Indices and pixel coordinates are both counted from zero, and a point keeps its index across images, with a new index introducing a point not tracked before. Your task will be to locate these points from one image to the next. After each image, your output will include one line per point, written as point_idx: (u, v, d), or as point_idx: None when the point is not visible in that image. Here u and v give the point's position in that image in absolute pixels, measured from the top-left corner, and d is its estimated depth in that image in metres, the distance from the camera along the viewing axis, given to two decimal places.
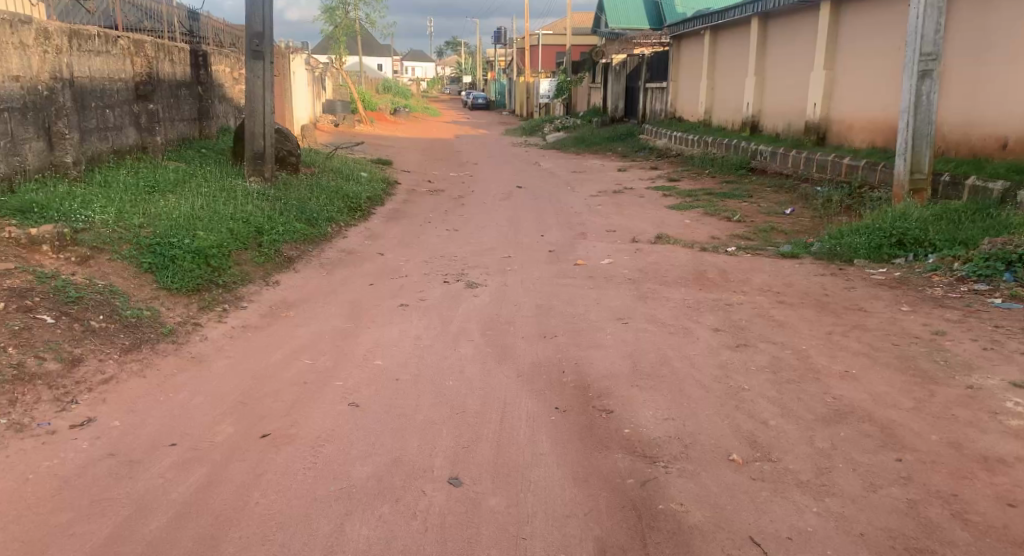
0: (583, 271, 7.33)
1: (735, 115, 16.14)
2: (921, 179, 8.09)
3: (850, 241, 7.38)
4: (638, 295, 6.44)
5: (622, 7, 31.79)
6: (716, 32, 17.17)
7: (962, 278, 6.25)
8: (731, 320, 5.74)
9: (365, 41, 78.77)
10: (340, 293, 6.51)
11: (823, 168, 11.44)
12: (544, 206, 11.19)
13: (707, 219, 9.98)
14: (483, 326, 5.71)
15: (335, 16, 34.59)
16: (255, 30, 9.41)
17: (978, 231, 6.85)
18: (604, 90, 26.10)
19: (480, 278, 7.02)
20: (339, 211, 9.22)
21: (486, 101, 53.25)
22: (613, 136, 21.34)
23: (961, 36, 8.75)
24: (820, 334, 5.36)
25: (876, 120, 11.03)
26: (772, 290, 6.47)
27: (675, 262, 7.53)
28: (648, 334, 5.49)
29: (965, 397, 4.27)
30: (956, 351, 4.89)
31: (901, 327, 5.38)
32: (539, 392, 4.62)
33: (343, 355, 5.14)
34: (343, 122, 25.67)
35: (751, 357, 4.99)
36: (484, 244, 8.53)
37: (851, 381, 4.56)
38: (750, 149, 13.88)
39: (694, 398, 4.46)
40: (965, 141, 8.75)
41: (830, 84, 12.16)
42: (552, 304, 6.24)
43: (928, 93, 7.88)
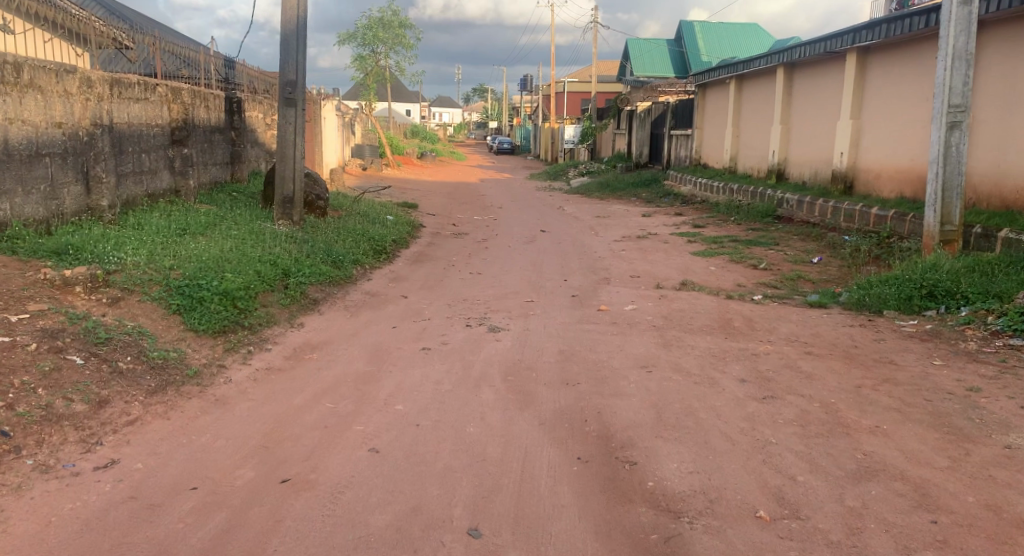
0: (606, 317, 7.29)
1: (761, 162, 16.15)
2: (951, 230, 7.98)
3: (879, 291, 7.28)
4: (662, 343, 6.39)
5: (648, 56, 32.30)
6: (741, 81, 17.29)
7: (997, 332, 6.11)
8: (757, 370, 5.66)
9: (395, 87, 80.74)
10: (364, 336, 6.52)
11: (850, 217, 11.36)
12: (568, 251, 11.20)
13: (733, 266, 9.92)
14: (506, 372, 5.67)
15: (366, 64, 35.38)
16: (288, 77, 9.62)
17: (1013, 284, 6.71)
18: (629, 137, 26.31)
19: (503, 322, 7.01)
20: (365, 253, 9.32)
21: (512, 147, 53.92)
22: (637, 181, 21.42)
23: (991, 87, 8.71)
24: (849, 387, 5.25)
25: (905, 170, 10.96)
26: (799, 340, 6.38)
27: (700, 310, 7.47)
28: (672, 383, 5.41)
29: (1002, 457, 4.14)
30: (992, 408, 4.76)
31: (933, 382, 5.27)
32: (561, 441, 4.56)
33: (365, 400, 5.12)
34: (371, 166, 26.06)
35: (778, 410, 4.89)
36: (508, 288, 8.54)
37: (882, 437, 4.45)
38: (776, 197, 13.84)
39: (719, 451, 4.37)
40: (997, 192, 8.65)
41: (856, 134, 12.14)
42: (575, 350, 6.19)
43: (958, 145, 7.82)
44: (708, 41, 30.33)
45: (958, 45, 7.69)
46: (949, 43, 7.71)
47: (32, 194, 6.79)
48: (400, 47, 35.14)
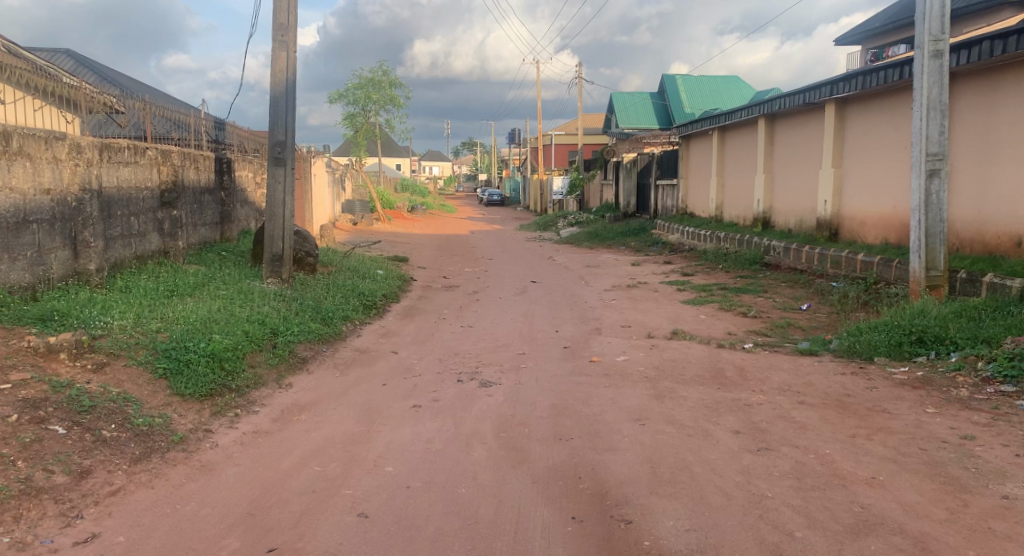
0: (598, 368, 7.24)
1: (747, 211, 16.31)
2: (936, 275, 8.03)
3: (869, 338, 7.29)
4: (655, 395, 6.33)
5: (632, 108, 32.93)
6: (723, 132, 17.59)
7: (987, 379, 6.08)
8: (752, 422, 5.61)
9: (386, 143, 82.27)
10: (352, 395, 6.44)
11: (837, 263, 11.44)
12: (559, 302, 11.21)
13: (723, 314, 9.95)
14: (498, 429, 5.61)
15: (356, 121, 35.78)
16: (277, 137, 9.69)
17: (1000, 329, 6.72)
18: (616, 187, 26.61)
19: (494, 377, 6.95)
20: (354, 309, 9.27)
21: (502, 199, 54.37)
22: (626, 231, 21.60)
23: (966, 136, 8.91)
24: (843, 437, 5.21)
25: (889, 217, 11.10)
26: (791, 390, 6.34)
27: (692, 359, 7.45)
28: (666, 437, 5.35)
29: (1000, 508, 4.09)
30: (986, 457, 4.72)
31: (927, 431, 5.23)
32: (554, 500, 4.48)
33: (354, 461, 5.03)
34: (362, 221, 26.10)
35: (774, 463, 4.84)
36: (499, 341, 8.51)
37: (879, 489, 4.39)
38: (762, 244, 13.97)
39: (715, 507, 4.30)
40: (979, 238, 8.76)
41: (838, 181, 12.34)
42: (567, 404, 6.13)
43: (938, 193, 7.95)
44: (690, 93, 31.02)
45: (933, 96, 7.87)
46: (923, 94, 7.89)
47: (18, 261, 6.76)
48: (391, 105, 35.61)
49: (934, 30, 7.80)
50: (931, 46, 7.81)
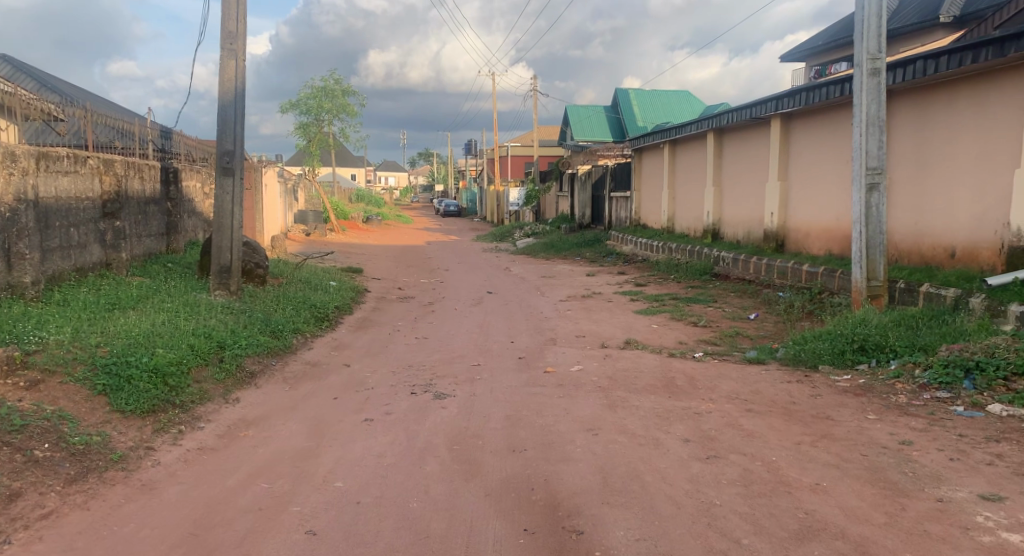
0: (553, 379, 7.26)
1: (698, 223, 16.58)
2: (877, 285, 8.25)
3: (813, 347, 7.47)
4: (608, 404, 6.37)
5: (587, 121, 33.29)
6: (674, 145, 17.88)
7: (924, 386, 6.25)
8: (701, 430, 5.68)
9: (340, 153, 81.70)
10: (302, 409, 6.33)
11: (783, 274, 11.70)
12: (515, 312, 11.22)
13: (675, 324, 10.09)
14: (450, 441, 5.57)
15: (309, 131, 35.32)
16: (225, 147, 9.51)
17: (937, 337, 6.94)
18: (571, 199, 26.80)
19: (448, 389, 6.91)
20: (305, 321, 9.12)
21: (459, 210, 54.29)
22: (581, 242, 21.76)
23: (903, 151, 9.21)
24: (789, 444, 5.31)
25: (832, 228, 11.40)
26: (739, 397, 6.45)
27: (644, 369, 7.52)
28: (618, 446, 5.38)
29: (936, 511, 4.21)
30: (923, 461, 4.86)
31: (867, 437, 5.37)
32: (506, 513, 4.46)
33: (302, 478, 4.94)
34: (315, 231, 25.72)
35: (722, 471, 4.90)
36: (453, 353, 8.47)
37: (823, 495, 4.49)
38: (712, 255, 14.22)
39: (665, 516, 4.34)
40: (916, 249, 9.06)
41: (784, 194, 12.64)
42: (521, 415, 6.12)
43: (877, 206, 8.19)
44: (642, 107, 31.45)
45: (871, 113, 8.13)
46: (862, 111, 8.14)
47: None
48: (343, 114, 35.36)
49: (872, 49, 8.06)
50: (869, 64, 8.07)
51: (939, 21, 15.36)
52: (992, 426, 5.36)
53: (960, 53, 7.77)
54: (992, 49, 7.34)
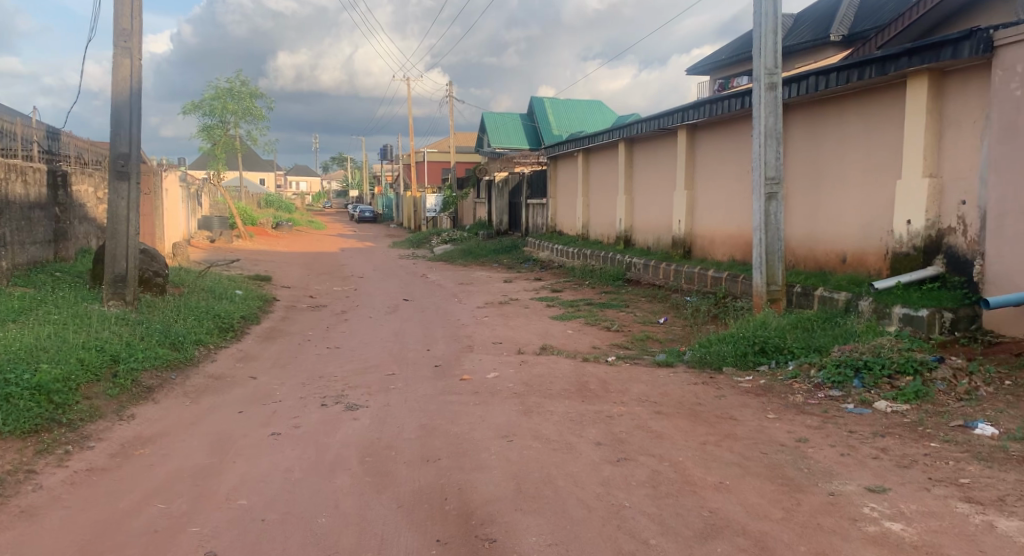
0: (468, 387, 7.25)
1: (610, 230, 16.92)
2: (776, 289, 8.62)
3: (718, 349, 7.75)
4: (523, 410, 6.41)
5: (503, 129, 33.50)
6: (587, 153, 18.19)
7: (818, 385, 6.57)
8: (613, 433, 5.79)
9: (249, 157, 79.38)
10: (204, 425, 6.10)
11: (690, 279, 12.08)
12: (431, 320, 11.15)
13: (589, 329, 10.27)
14: (362, 453, 5.48)
15: (214, 134, 34.05)
16: (120, 149, 9.10)
17: (830, 339, 7.30)
18: (488, 205, 26.90)
19: (360, 399, 6.80)
20: (208, 332, 8.81)
21: (373, 216, 53.54)
22: (497, 248, 21.86)
23: (798, 162, 9.68)
24: (695, 444, 5.48)
25: (735, 236, 11.84)
26: (649, 400, 6.61)
27: (559, 374, 7.61)
28: (532, 452, 5.43)
29: (828, 504, 4.42)
30: (817, 457, 5.11)
31: (767, 435, 5.60)
32: (418, 524, 4.43)
33: (203, 496, 4.77)
34: (220, 238, 24.81)
35: (632, 473, 5.01)
36: (366, 362, 8.34)
37: (726, 493, 4.65)
38: (624, 261, 14.55)
39: (576, 519, 4.40)
40: (811, 255, 9.52)
41: (690, 202, 13.06)
42: (435, 424, 6.08)
43: (776, 214, 8.56)
44: (557, 116, 31.85)
45: (769, 125, 8.50)
46: (761, 123, 8.50)
47: None
48: (250, 117, 34.32)
49: (769, 64, 8.43)
50: (767, 79, 8.45)
51: (831, 39, 16.21)
52: (878, 422, 5.68)
53: (847, 70, 8.24)
54: (875, 68, 7.83)
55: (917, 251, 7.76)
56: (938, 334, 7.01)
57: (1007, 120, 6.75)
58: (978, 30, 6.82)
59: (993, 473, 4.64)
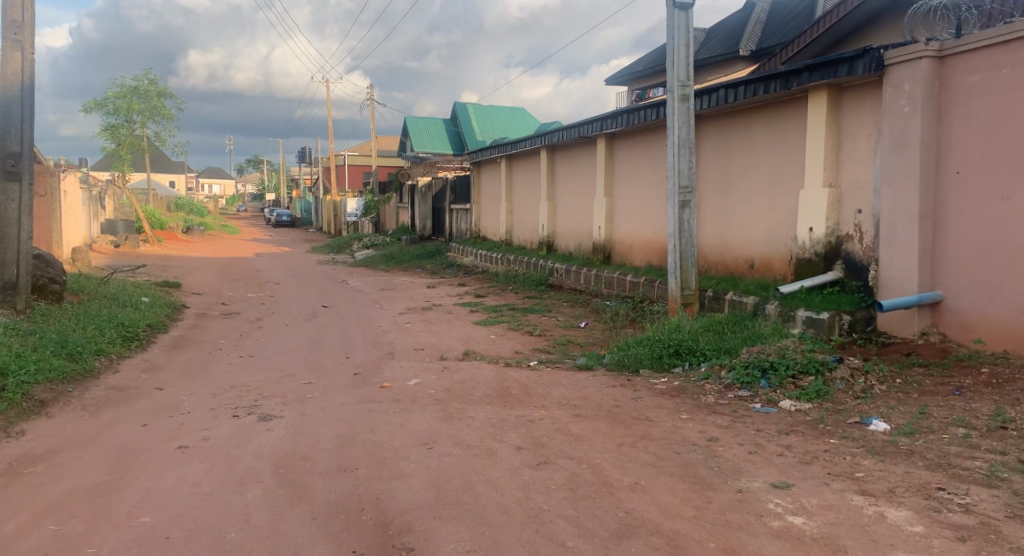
0: (388, 394, 7.17)
1: (533, 235, 17.08)
2: (690, 293, 8.87)
3: (635, 352, 7.93)
4: (443, 417, 6.39)
5: (426, 133, 33.34)
6: (510, 159, 18.30)
7: (728, 385, 6.80)
8: (533, 437, 5.84)
9: (159, 158, 76.43)
10: (104, 440, 5.84)
11: (610, 284, 12.31)
12: (351, 326, 10.99)
13: (511, 334, 10.33)
14: (276, 465, 5.36)
15: (118, 133, 32.57)
16: (10, 149, 8.63)
17: (739, 341, 7.57)
18: (411, 210, 26.71)
19: (275, 410, 6.64)
20: (110, 342, 8.44)
21: (292, 220, 52.34)
22: (420, 254, 21.73)
23: (710, 171, 10.01)
24: (612, 446, 5.59)
25: (652, 242, 12.13)
26: (569, 403, 6.70)
27: (480, 379, 7.63)
28: (452, 459, 5.42)
29: (736, 501, 4.58)
30: (726, 456, 5.28)
31: (680, 435, 5.76)
32: (334, 536, 4.36)
33: (103, 515, 4.57)
34: (125, 242, 23.75)
35: (550, 476, 5.07)
36: (282, 371, 8.16)
37: (641, 493, 4.76)
38: (546, 266, 14.71)
39: (494, 525, 4.42)
40: (722, 260, 9.86)
41: (610, 208, 13.31)
42: (353, 433, 6.00)
43: (689, 221, 8.83)
44: (480, 121, 31.90)
45: (683, 135, 8.76)
46: (674, 133, 8.76)
47: None
48: (158, 116, 33.02)
49: (682, 77, 8.70)
50: (679, 90, 8.71)
51: (740, 54, 16.82)
52: (783, 421, 5.92)
53: (754, 84, 8.59)
54: (779, 82, 8.21)
55: (819, 256, 8.13)
56: (837, 336, 7.40)
57: (896, 134, 7.15)
58: (870, 48, 7.27)
59: (885, 466, 4.91)
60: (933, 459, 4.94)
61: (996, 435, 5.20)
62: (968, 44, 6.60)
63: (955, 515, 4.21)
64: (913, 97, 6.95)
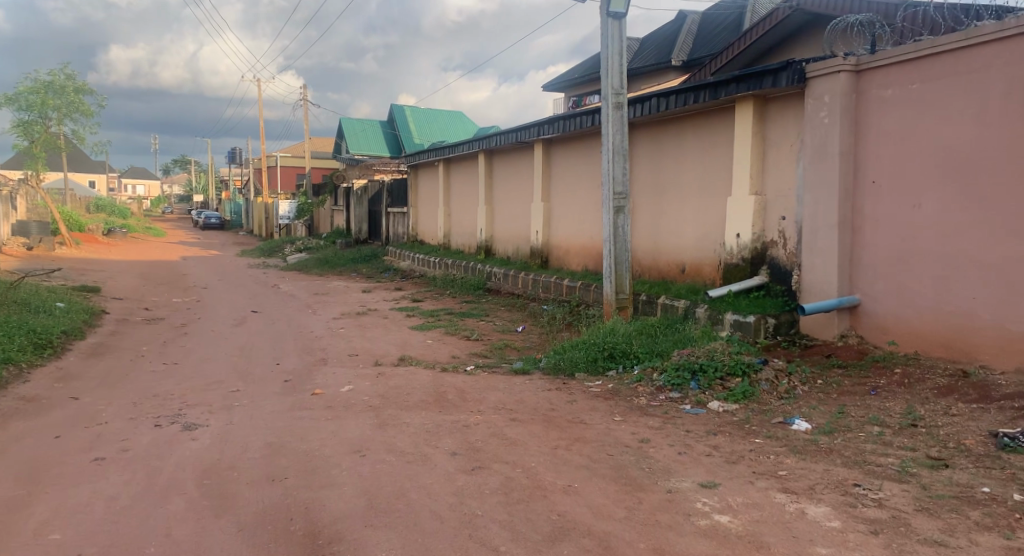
0: (320, 401, 7.05)
1: (471, 239, 17.06)
2: (624, 297, 9.00)
3: (570, 355, 8.00)
4: (377, 423, 6.32)
5: (362, 135, 32.97)
6: (448, 162, 18.25)
7: (660, 388, 6.93)
8: (468, 442, 5.83)
9: (80, 157, 73.45)
10: (13, 453, 5.56)
11: (547, 288, 12.39)
12: (282, 332, 10.76)
13: (448, 338, 10.29)
14: (200, 475, 5.20)
15: (33, 130, 31.12)
16: None
17: (671, 344, 7.72)
18: (347, 213, 26.35)
19: (200, 418, 6.45)
20: (21, 350, 8.05)
21: (221, 222, 50.95)
22: (356, 257, 21.46)
23: (643, 177, 10.19)
24: (547, 449, 5.62)
25: (588, 247, 12.27)
26: (505, 408, 6.71)
27: (415, 385, 7.57)
28: (385, 466, 5.36)
29: (666, 501, 4.67)
30: (657, 457, 5.38)
31: (613, 437, 5.83)
32: (261, 547, 4.26)
33: (12, 533, 4.36)
34: (40, 245, 22.69)
35: (485, 481, 5.06)
36: (208, 378, 7.93)
37: (574, 495, 4.80)
38: (484, 271, 14.71)
39: (426, 532, 4.39)
40: (655, 265, 10.04)
41: (547, 213, 13.40)
42: (283, 442, 5.87)
43: (623, 227, 8.97)
44: (417, 125, 31.73)
45: (617, 142, 8.90)
46: (609, 140, 8.89)
47: None
48: (76, 113, 31.68)
49: (616, 85, 8.84)
50: (613, 98, 8.84)
51: (672, 64, 17.20)
52: (712, 421, 6.07)
53: (685, 93, 8.79)
54: (708, 92, 8.42)
55: (746, 261, 8.36)
56: (763, 338, 7.63)
57: (817, 144, 7.41)
58: (793, 62, 7.53)
59: (806, 464, 5.08)
60: (849, 456, 5.13)
61: (908, 432, 5.43)
62: (882, 59, 6.90)
63: (869, 510, 4.38)
64: (833, 109, 7.22)
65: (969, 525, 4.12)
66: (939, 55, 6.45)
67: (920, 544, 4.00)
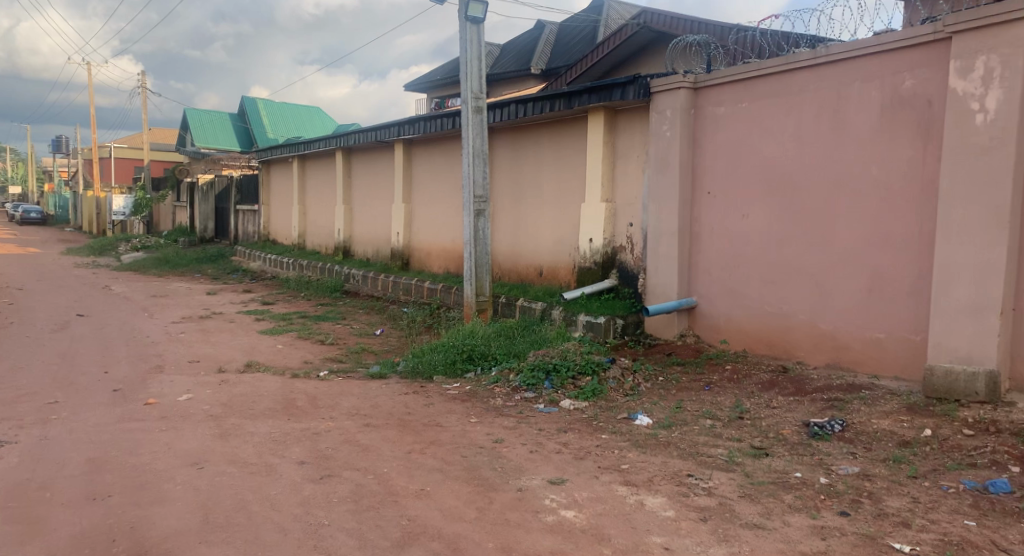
0: (154, 412, 6.56)
1: (329, 240, 16.57)
2: (484, 300, 9.01)
3: (428, 358, 7.92)
4: (218, 434, 5.96)
5: (209, 128, 31.26)
6: (303, 160, 17.62)
7: (516, 388, 6.98)
8: (317, 450, 5.62)
9: None
10: None
11: (407, 290, 12.24)
12: (113, 338, 9.95)
13: (301, 342, 9.91)
14: (6, 499, 4.69)
15: None
16: None
17: (528, 345, 7.82)
18: (191, 210, 24.85)
19: (8, 435, 5.82)
20: None
21: (44, 217, 46.60)
22: (201, 258, 20.30)
23: (502, 182, 10.28)
24: (400, 454, 5.51)
25: (449, 250, 12.24)
26: (359, 413, 6.52)
27: (263, 392, 7.22)
28: (226, 478, 5.06)
29: (515, 500, 4.69)
30: (510, 456, 5.40)
31: (468, 439, 5.81)
32: None
33: None
34: None
35: (333, 489, 4.88)
36: (21, 390, 7.17)
37: (425, 499, 4.73)
38: (342, 273, 14.34)
39: (267, 545, 4.17)
40: (514, 268, 10.15)
41: (408, 216, 13.25)
42: (108, 457, 5.41)
43: (484, 230, 8.99)
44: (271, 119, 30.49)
45: (476, 146, 8.91)
46: (469, 144, 8.89)
47: None
48: None
49: (475, 89, 8.86)
50: (473, 102, 8.86)
51: (531, 71, 17.48)
52: (563, 419, 6.18)
53: (541, 101, 8.93)
54: (562, 101, 8.60)
55: (597, 264, 8.60)
56: (612, 338, 7.89)
57: (660, 155, 7.76)
58: (639, 76, 7.83)
59: (646, 457, 5.28)
60: (684, 449, 5.38)
61: (736, 424, 5.76)
62: (716, 78, 7.31)
63: (700, 498, 4.60)
64: (674, 123, 7.59)
65: (784, 508, 4.41)
66: (764, 76, 6.91)
67: (742, 527, 4.23)
